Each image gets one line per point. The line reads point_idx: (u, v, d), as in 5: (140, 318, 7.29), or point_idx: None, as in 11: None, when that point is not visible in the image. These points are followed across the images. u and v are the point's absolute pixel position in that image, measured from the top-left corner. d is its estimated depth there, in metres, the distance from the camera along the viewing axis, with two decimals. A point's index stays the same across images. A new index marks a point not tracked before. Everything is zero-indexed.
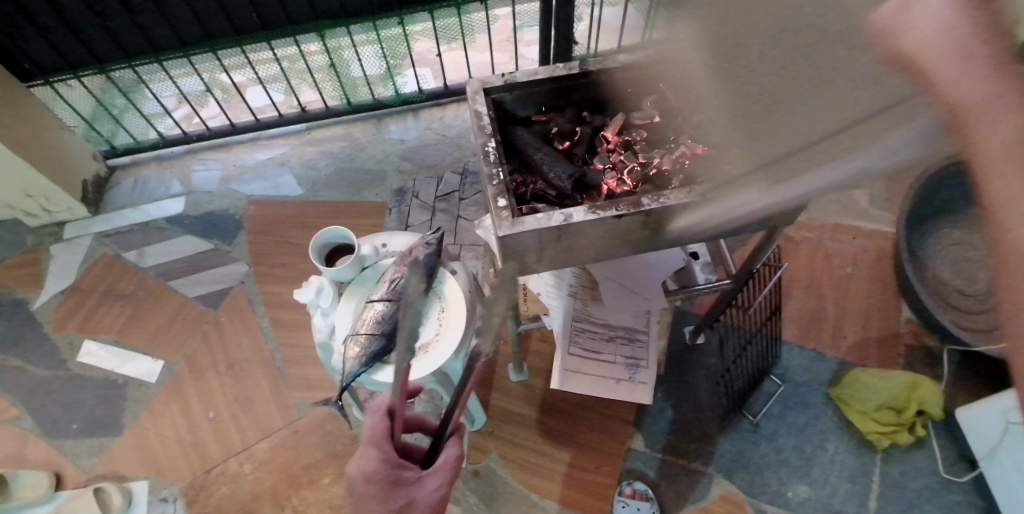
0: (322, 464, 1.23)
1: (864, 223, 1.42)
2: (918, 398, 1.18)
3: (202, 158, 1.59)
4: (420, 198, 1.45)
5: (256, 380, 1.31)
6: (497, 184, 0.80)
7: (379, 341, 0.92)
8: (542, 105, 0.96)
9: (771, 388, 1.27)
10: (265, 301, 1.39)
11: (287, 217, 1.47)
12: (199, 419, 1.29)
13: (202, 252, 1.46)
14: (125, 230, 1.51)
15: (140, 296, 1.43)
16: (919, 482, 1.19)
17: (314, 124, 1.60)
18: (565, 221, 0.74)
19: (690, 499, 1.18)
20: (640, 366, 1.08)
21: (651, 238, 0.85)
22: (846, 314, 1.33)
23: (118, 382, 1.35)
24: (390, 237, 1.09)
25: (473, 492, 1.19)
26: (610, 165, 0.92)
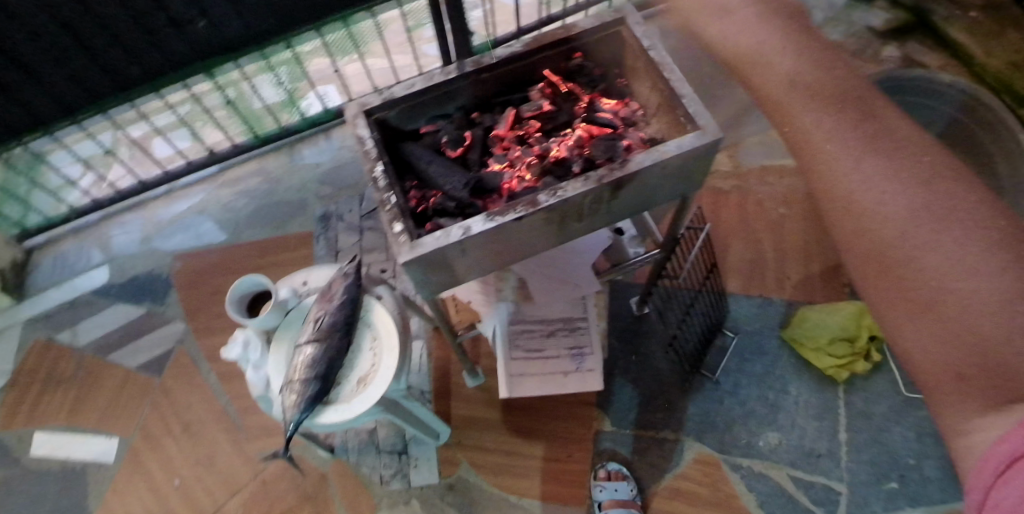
0: (295, 509, 1.21)
1: (789, 161, 1.41)
2: (868, 325, 1.20)
3: (119, 221, 1.54)
4: (346, 220, 1.45)
5: (214, 437, 1.29)
6: (391, 208, 0.75)
7: (315, 384, 0.86)
8: (423, 116, 0.92)
9: (725, 342, 1.27)
10: (209, 356, 1.36)
11: (217, 266, 1.45)
12: (165, 489, 1.25)
13: (137, 317, 1.42)
14: (54, 312, 1.45)
15: (81, 376, 1.38)
16: (882, 406, 1.21)
17: (226, 165, 1.56)
18: (463, 235, 0.70)
19: (666, 468, 1.19)
20: (586, 354, 1.10)
21: (563, 228, 0.82)
22: (786, 254, 1.33)
23: (75, 468, 1.29)
24: (308, 275, 1.05)
25: (451, 505, 1.18)
26: (508, 163, 0.88)
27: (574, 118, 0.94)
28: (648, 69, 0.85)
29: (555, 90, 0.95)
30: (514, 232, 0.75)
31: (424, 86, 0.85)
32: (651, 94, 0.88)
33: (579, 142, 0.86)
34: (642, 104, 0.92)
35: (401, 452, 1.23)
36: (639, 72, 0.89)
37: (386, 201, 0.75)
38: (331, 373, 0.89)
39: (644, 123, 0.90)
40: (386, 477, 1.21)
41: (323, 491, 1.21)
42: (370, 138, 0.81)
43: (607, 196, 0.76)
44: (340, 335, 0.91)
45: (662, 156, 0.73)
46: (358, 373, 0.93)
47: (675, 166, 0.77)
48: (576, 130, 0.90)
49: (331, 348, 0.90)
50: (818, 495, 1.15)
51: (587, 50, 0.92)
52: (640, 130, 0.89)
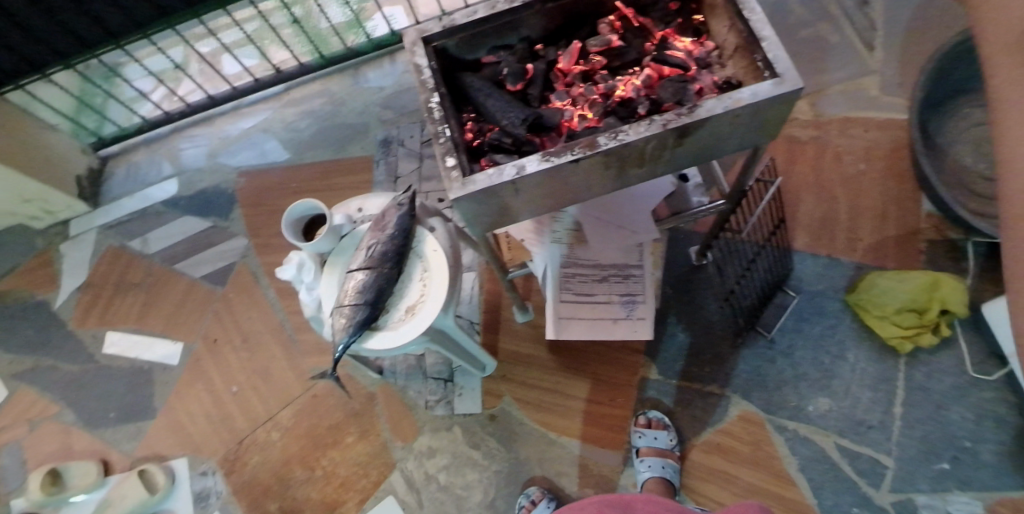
0: (343, 423, 1.26)
1: (876, 114, 1.32)
2: (941, 297, 1.13)
3: (188, 135, 1.58)
4: (406, 146, 1.44)
5: (269, 349, 1.35)
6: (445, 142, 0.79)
7: (363, 310, 0.90)
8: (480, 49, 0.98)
9: (784, 300, 1.23)
10: (267, 272, 1.41)
11: (276, 185, 1.48)
12: (224, 393, 1.33)
13: (201, 230, 1.48)
14: (125, 220, 1.53)
15: (150, 282, 1.45)
16: (945, 382, 1.15)
17: (290, 85, 1.57)
18: (518, 173, 0.72)
19: (707, 422, 1.19)
20: (636, 301, 1.12)
21: (622, 173, 0.85)
22: (861, 216, 1.26)
23: (143, 368, 1.38)
24: (364, 202, 1.11)
25: (490, 435, 1.21)
26: (570, 100, 0.95)
27: (642, 56, 0.99)
28: (727, 6, 0.88)
29: (625, 26, 1.01)
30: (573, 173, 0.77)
31: (486, 14, 0.90)
32: (729, 35, 0.89)
33: (645, 83, 0.91)
34: (718, 44, 0.94)
35: (447, 380, 1.26)
36: (718, 11, 0.92)
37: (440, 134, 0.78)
38: (379, 301, 0.92)
39: (717, 65, 0.93)
40: (430, 402, 1.25)
41: (370, 409, 1.26)
42: (427, 66, 0.85)
43: (672, 142, 0.77)
44: (391, 265, 0.94)
45: (731, 105, 0.72)
46: (405, 302, 0.96)
47: (746, 115, 0.76)
48: (644, 70, 0.94)
49: (380, 276, 0.93)
50: (862, 466, 1.12)
51: None
52: (714, 72, 0.92)
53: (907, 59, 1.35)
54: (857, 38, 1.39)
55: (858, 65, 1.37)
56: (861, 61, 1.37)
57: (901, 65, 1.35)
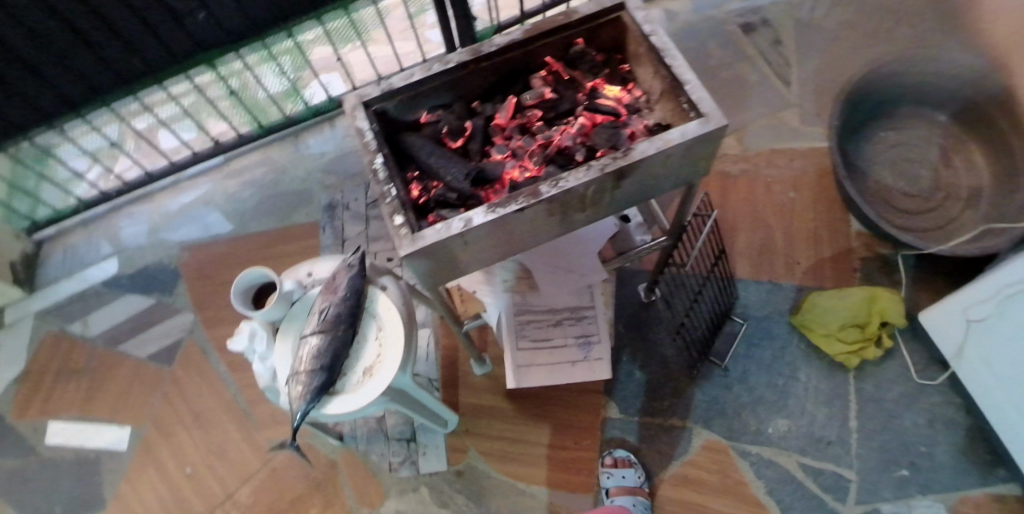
0: (306, 497, 1.22)
1: (798, 143, 1.41)
2: (880, 309, 1.18)
3: (127, 212, 1.57)
4: (352, 209, 1.46)
5: (224, 426, 1.30)
6: (390, 200, 0.72)
7: (320, 376, 0.83)
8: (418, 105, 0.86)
9: (735, 328, 1.27)
10: (218, 345, 1.38)
11: (224, 257, 1.47)
12: (177, 477, 1.27)
13: (146, 308, 1.44)
14: (64, 303, 1.47)
15: (93, 366, 1.39)
16: (894, 393, 1.19)
17: (231, 155, 1.61)
18: (464, 228, 0.67)
19: (673, 454, 1.19)
20: (592, 343, 1.07)
21: (567, 218, 0.79)
22: (796, 240, 1.32)
23: (89, 457, 1.31)
24: (314, 265, 1.02)
25: (459, 492, 1.18)
26: (509, 153, 0.85)
27: (576, 106, 0.88)
28: (650, 54, 0.81)
29: (556, 78, 0.90)
30: (515, 224, 0.72)
31: (422, 77, 0.80)
32: (655, 81, 0.83)
33: (581, 131, 0.83)
34: (646, 90, 0.87)
35: (409, 440, 1.24)
36: (642, 58, 0.85)
37: (385, 194, 0.71)
38: (336, 365, 0.86)
39: (647, 110, 0.86)
40: (394, 464, 1.22)
41: (333, 479, 1.22)
42: (369, 129, 0.76)
43: (611, 185, 0.73)
44: (345, 325, 0.88)
45: (663, 145, 0.70)
46: (362, 364, 0.90)
47: (678, 156, 0.73)
48: (577, 119, 0.86)
49: (336, 339, 0.86)
50: (826, 482, 1.13)
51: (587, 35, 0.88)
52: (643, 117, 0.85)
53: (820, 90, 1.45)
54: (774, 73, 1.48)
55: (777, 98, 1.46)
56: (778, 96, 1.46)
57: (816, 96, 1.45)
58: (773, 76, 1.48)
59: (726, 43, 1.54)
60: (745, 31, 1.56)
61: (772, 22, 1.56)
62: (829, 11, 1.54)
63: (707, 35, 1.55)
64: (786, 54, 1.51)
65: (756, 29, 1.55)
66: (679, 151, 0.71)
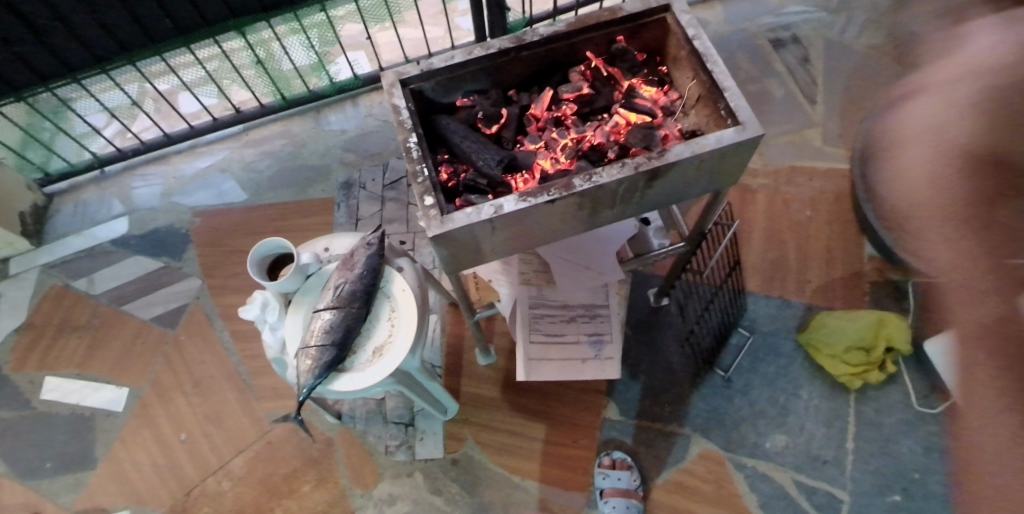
0: (299, 471, 1.22)
1: (819, 163, 1.41)
2: (886, 335, 1.19)
3: (141, 173, 1.54)
4: (368, 189, 1.44)
5: (223, 395, 1.29)
6: (423, 180, 0.73)
7: (330, 351, 0.84)
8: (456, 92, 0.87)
9: (740, 341, 1.27)
10: (223, 314, 1.37)
11: (234, 225, 1.45)
12: (172, 441, 1.27)
13: (153, 270, 1.43)
14: (71, 259, 1.46)
15: (95, 324, 1.38)
16: (894, 418, 1.19)
17: (250, 125, 1.57)
18: (495, 213, 0.69)
19: (669, 460, 1.19)
20: (603, 342, 1.07)
21: (594, 213, 0.79)
22: (809, 258, 1.32)
23: (84, 414, 1.30)
24: (332, 240, 1.02)
25: (453, 480, 1.18)
26: (542, 145, 0.86)
27: (611, 104, 0.89)
28: (692, 58, 0.81)
29: (595, 73, 0.89)
30: (543, 214, 0.73)
31: (463, 60, 0.81)
32: (692, 85, 0.83)
33: (614, 129, 0.85)
34: (683, 94, 0.87)
35: (408, 424, 1.24)
36: (682, 61, 0.85)
37: (417, 173, 0.72)
38: (348, 341, 0.87)
39: (683, 114, 0.86)
40: (391, 447, 1.22)
41: (328, 456, 1.22)
42: (405, 108, 0.77)
43: (642, 185, 0.74)
44: (360, 303, 0.89)
45: (701, 150, 0.71)
46: (374, 343, 0.90)
47: (711, 161, 0.74)
48: (612, 116, 0.87)
49: (348, 316, 0.87)
50: (819, 501, 1.14)
51: (630, 32, 0.87)
52: (677, 120, 0.85)
53: (845, 112, 1.45)
54: (800, 91, 1.49)
55: (801, 116, 1.46)
56: (803, 114, 1.46)
57: (840, 117, 1.45)
58: (799, 94, 1.48)
59: (755, 56, 1.54)
60: (774, 47, 1.56)
61: (802, 40, 1.56)
62: (859, 35, 1.54)
63: (737, 47, 1.55)
64: (814, 73, 1.51)
65: (786, 46, 1.55)
66: (713, 156, 0.73)
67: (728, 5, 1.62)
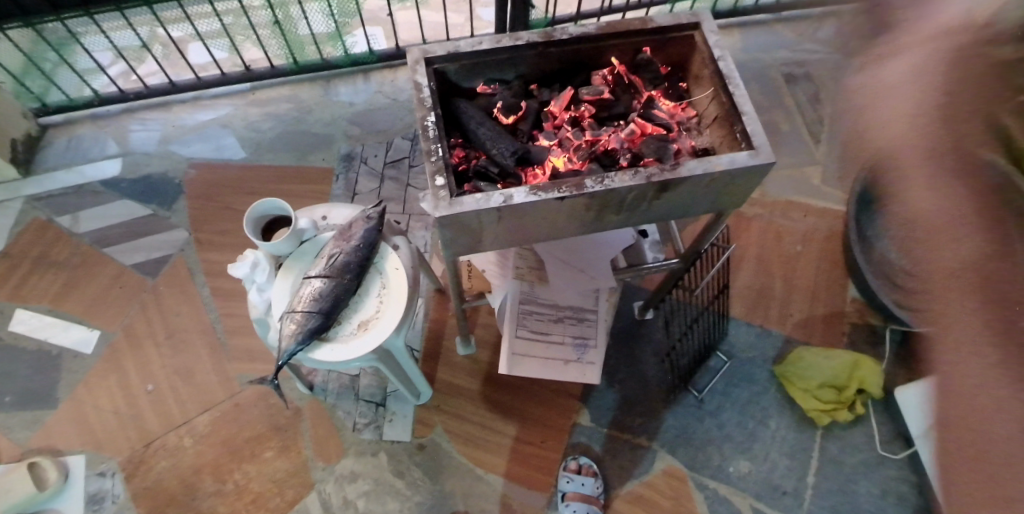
0: (263, 437, 1.21)
1: (815, 200, 1.43)
2: (860, 377, 1.21)
3: (139, 118, 1.51)
4: (368, 165, 1.42)
5: (196, 351, 1.28)
6: (436, 160, 0.73)
7: (316, 318, 0.84)
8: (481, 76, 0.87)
9: (718, 365, 1.28)
10: (206, 270, 1.35)
11: (230, 182, 1.43)
12: (137, 391, 1.25)
13: (141, 217, 1.40)
14: (58, 193, 1.42)
15: (74, 263, 1.36)
16: (856, 458, 1.22)
17: (258, 85, 1.53)
18: (504, 203, 0.68)
19: (633, 472, 1.20)
20: (588, 346, 1.07)
21: (596, 218, 0.80)
22: (794, 292, 1.34)
23: (51, 353, 1.28)
24: (330, 209, 1.01)
25: (417, 465, 1.18)
26: (556, 142, 0.85)
27: (629, 112, 0.90)
28: (714, 77, 0.81)
29: (616, 79, 0.90)
30: (549, 211, 0.73)
31: (491, 47, 0.80)
32: (711, 104, 0.84)
33: (629, 137, 0.84)
34: (699, 112, 0.87)
35: (379, 404, 1.23)
36: (704, 80, 0.85)
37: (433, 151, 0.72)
38: (334, 311, 0.86)
39: (696, 132, 0.86)
40: (359, 425, 1.21)
41: (294, 425, 1.21)
42: (428, 87, 0.77)
43: (651, 195, 0.74)
44: (352, 276, 0.88)
45: (713, 168, 0.71)
46: (360, 316, 0.90)
47: (721, 182, 0.75)
48: (628, 124, 0.87)
49: (339, 286, 0.87)
50: None
51: (657, 44, 0.87)
52: (691, 138, 0.85)
53: None
54: (806, 128, 1.50)
55: (805, 153, 1.48)
56: (807, 151, 1.48)
57: (843, 159, 1.47)
58: (805, 131, 1.50)
59: (768, 88, 1.55)
60: (787, 81, 1.58)
61: (815, 78, 1.58)
62: None
63: (751, 76, 1.57)
64: (823, 112, 1.53)
65: (798, 82, 1.57)
66: (722, 176, 0.73)
67: (746, 34, 1.64)
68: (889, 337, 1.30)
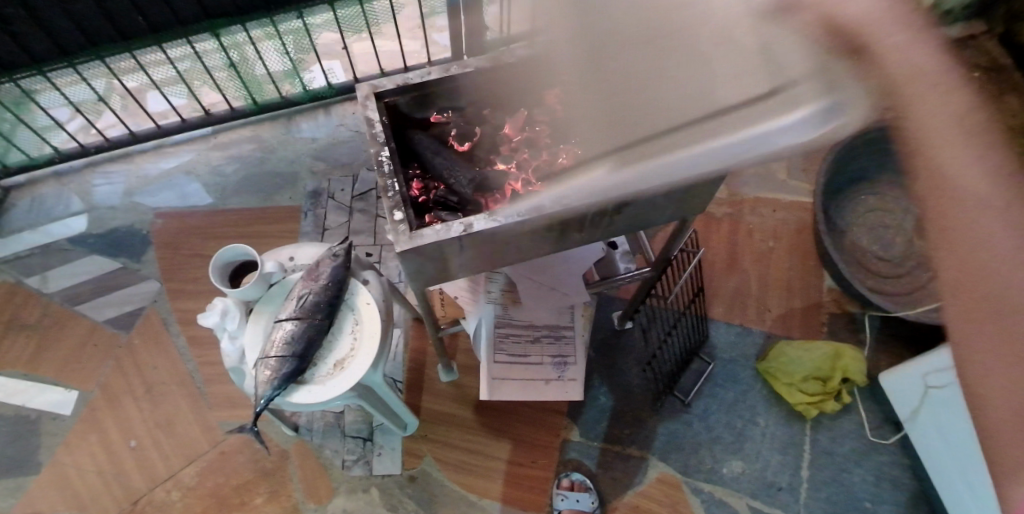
0: (252, 484, 1.19)
1: (783, 195, 1.44)
2: (843, 366, 1.22)
3: (102, 171, 1.50)
4: (337, 199, 1.43)
5: (176, 403, 1.26)
6: (393, 195, 0.73)
7: (290, 363, 0.83)
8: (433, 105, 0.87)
9: (701, 366, 1.29)
10: (180, 319, 1.34)
11: (198, 228, 1.42)
12: (120, 450, 1.23)
13: (110, 271, 1.39)
14: (24, 254, 1.41)
15: (45, 325, 1.34)
16: (846, 447, 1.22)
17: (219, 128, 1.54)
18: (464, 231, 0.69)
19: (626, 483, 1.19)
20: (567, 363, 1.08)
21: (559, 238, 0.79)
22: (770, 287, 1.35)
23: (29, 418, 1.26)
24: (296, 249, 1.00)
25: (409, 497, 1.17)
26: (514, 166, 0.86)
27: None
28: None
29: None
30: (510, 236, 0.73)
31: (439, 77, 0.82)
32: None
33: None
34: None
35: (366, 439, 1.22)
36: None
37: (389, 187, 0.73)
38: (309, 353, 0.85)
39: None
40: (348, 461, 1.20)
41: (282, 469, 1.19)
42: (379, 122, 0.78)
43: (609, 212, 0.74)
44: (322, 315, 0.88)
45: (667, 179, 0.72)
46: (335, 356, 0.89)
47: (679, 191, 0.75)
48: None
49: (309, 327, 0.86)
50: None
51: None
52: None
53: None
54: None
55: None
56: None
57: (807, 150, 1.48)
58: None
59: None
60: None
61: None
62: None
63: None
64: None
65: None
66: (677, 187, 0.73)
67: None
68: (868, 324, 1.31)
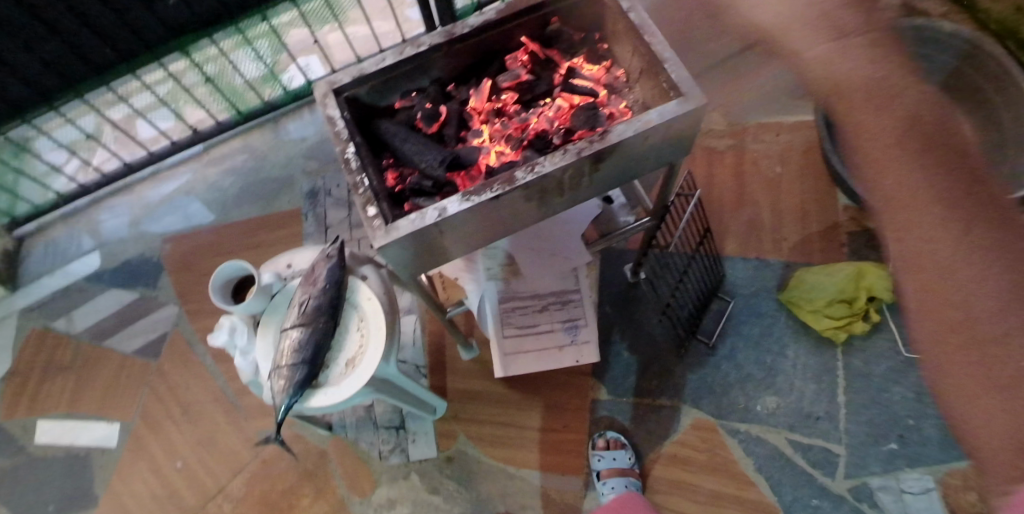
0: (297, 487, 1.22)
1: (783, 117, 1.39)
2: (867, 285, 1.18)
3: (106, 205, 1.52)
4: (334, 195, 1.44)
5: (213, 419, 1.30)
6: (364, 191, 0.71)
7: (302, 369, 0.84)
8: (396, 90, 0.85)
9: (721, 306, 1.26)
10: (203, 338, 1.37)
11: (205, 248, 1.44)
12: (168, 470, 1.27)
13: (130, 302, 1.42)
14: (47, 299, 1.45)
15: (79, 364, 1.38)
16: (882, 366, 1.19)
17: (210, 143, 1.54)
18: (440, 216, 0.66)
19: (663, 435, 1.19)
20: (580, 326, 1.11)
21: (546, 202, 0.77)
22: (783, 216, 1.31)
23: (81, 453, 1.31)
24: (293, 256, 1.01)
25: (450, 477, 1.19)
26: (486, 138, 0.84)
27: (553, 87, 0.87)
28: (629, 32, 0.79)
29: (533, 59, 0.88)
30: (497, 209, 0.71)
31: (395, 61, 0.79)
32: (634, 58, 0.81)
33: (558, 114, 0.84)
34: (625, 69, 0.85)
35: (399, 427, 1.24)
36: (620, 36, 0.82)
37: (359, 183, 0.70)
38: (318, 357, 0.86)
39: (627, 90, 0.84)
40: (385, 452, 1.22)
41: (324, 467, 1.22)
42: (340, 118, 0.75)
43: (589, 168, 0.72)
44: (326, 317, 0.88)
45: (641, 128, 0.68)
46: (346, 355, 0.90)
47: (657, 137, 0.72)
48: (555, 101, 0.86)
49: (316, 331, 0.86)
50: (815, 457, 1.14)
51: (563, 13, 0.85)
52: (622, 98, 0.84)
53: None
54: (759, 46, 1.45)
55: (764, 72, 1.43)
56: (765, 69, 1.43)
57: None
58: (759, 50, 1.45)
59: None
60: None
61: None
62: None
63: None
64: None
65: None
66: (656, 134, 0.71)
67: None
68: None
